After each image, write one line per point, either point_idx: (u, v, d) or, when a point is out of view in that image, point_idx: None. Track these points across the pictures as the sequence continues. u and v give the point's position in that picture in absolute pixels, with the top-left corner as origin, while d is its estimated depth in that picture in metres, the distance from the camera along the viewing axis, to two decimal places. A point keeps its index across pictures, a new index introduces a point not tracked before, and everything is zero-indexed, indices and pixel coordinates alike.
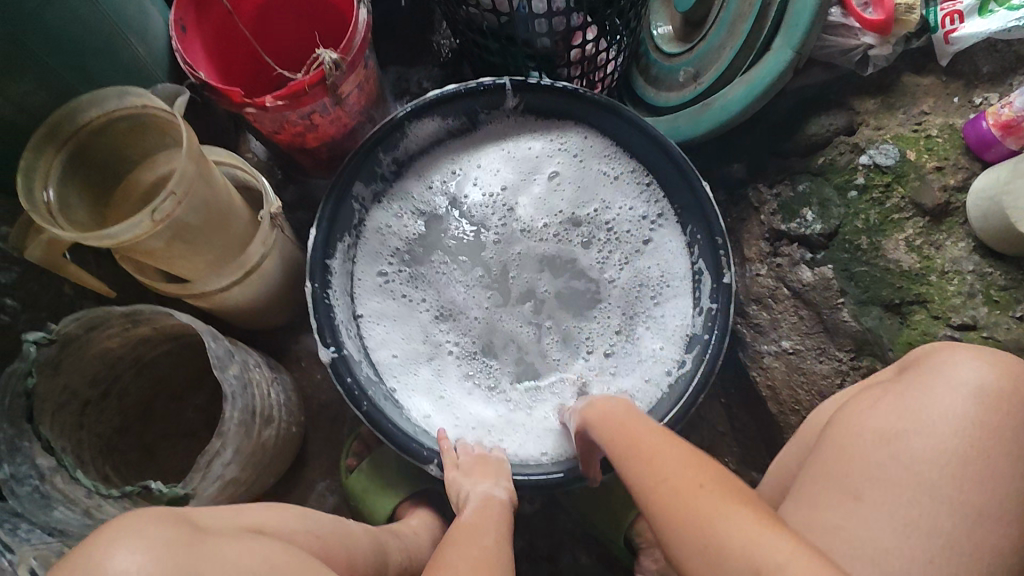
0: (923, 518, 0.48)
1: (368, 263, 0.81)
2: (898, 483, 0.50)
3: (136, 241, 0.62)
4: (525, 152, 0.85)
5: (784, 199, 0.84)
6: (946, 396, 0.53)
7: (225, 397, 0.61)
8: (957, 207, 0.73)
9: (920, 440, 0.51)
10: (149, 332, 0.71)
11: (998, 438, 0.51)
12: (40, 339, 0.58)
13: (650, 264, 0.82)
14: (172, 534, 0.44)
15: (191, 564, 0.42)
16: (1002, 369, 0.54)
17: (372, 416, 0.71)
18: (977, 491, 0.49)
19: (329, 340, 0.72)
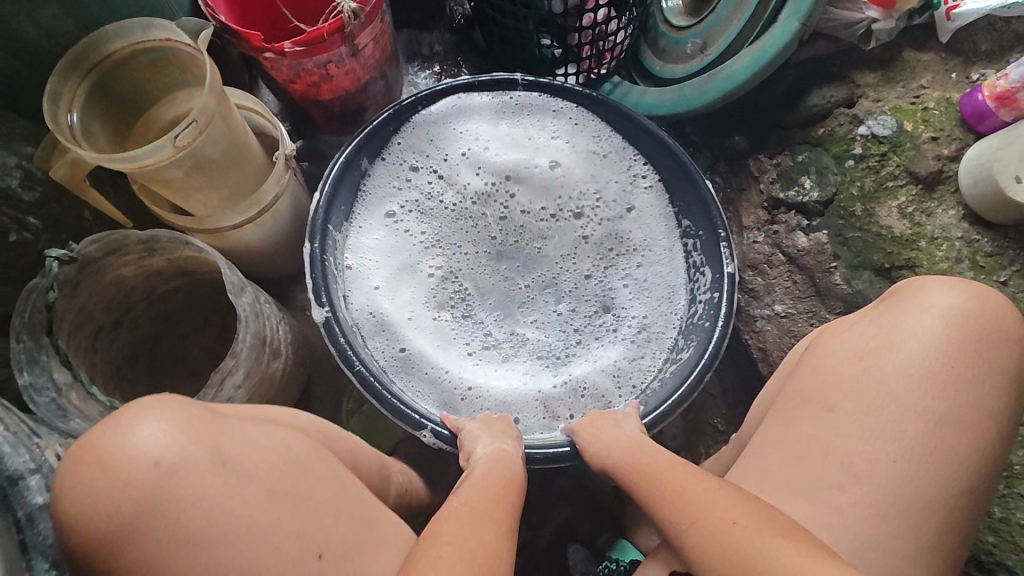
0: (886, 420, 0.54)
1: (366, 242, 0.81)
2: (875, 400, 0.55)
3: (157, 167, 0.64)
4: (529, 144, 0.88)
5: (784, 168, 0.86)
6: (922, 317, 0.57)
7: (239, 320, 0.63)
8: (949, 176, 0.76)
9: (895, 356, 0.56)
10: (162, 264, 0.73)
11: (963, 355, 0.55)
12: (62, 257, 0.61)
13: (646, 258, 0.85)
14: (194, 417, 0.44)
15: (211, 440, 0.43)
16: (970, 291, 0.58)
17: (365, 379, 0.70)
18: (940, 399, 0.54)
19: (324, 299, 0.72)
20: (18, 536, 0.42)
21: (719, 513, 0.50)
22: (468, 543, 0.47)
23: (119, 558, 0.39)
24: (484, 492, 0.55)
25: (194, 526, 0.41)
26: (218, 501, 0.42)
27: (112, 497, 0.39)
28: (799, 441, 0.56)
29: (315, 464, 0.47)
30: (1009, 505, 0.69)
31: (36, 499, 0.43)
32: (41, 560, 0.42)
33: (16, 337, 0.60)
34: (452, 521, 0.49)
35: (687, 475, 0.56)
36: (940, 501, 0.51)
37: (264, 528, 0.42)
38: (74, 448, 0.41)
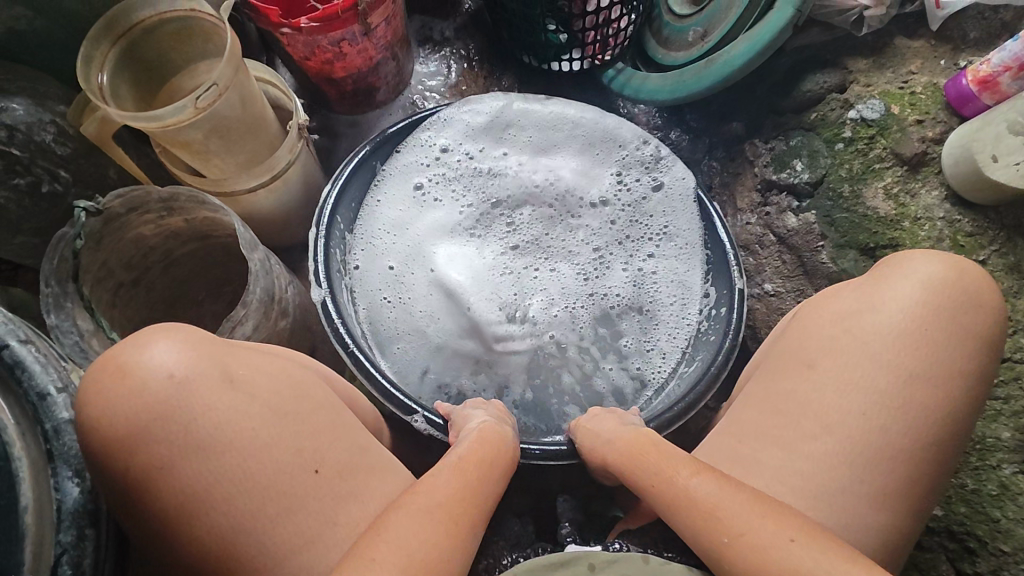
0: (861, 376, 0.53)
1: (377, 243, 0.83)
2: (853, 356, 0.54)
3: (178, 127, 0.68)
4: (546, 152, 0.90)
5: (776, 152, 0.90)
6: (901, 286, 0.56)
7: (251, 273, 0.67)
8: (934, 158, 0.78)
9: (871, 318, 0.55)
10: (180, 226, 0.77)
11: (936, 317, 0.54)
12: (88, 209, 0.65)
13: (655, 265, 0.86)
14: (217, 348, 0.50)
15: (219, 359, 0.49)
16: (951, 262, 0.56)
17: (358, 360, 0.70)
18: (916, 356, 0.53)
19: (324, 280, 0.74)
20: (45, 446, 0.45)
21: (773, 535, 0.47)
22: (412, 559, 0.44)
23: (133, 456, 0.45)
24: (458, 476, 0.51)
25: (203, 430, 0.46)
26: (224, 410, 0.47)
27: (130, 401, 0.46)
28: (781, 397, 0.56)
29: (314, 391, 0.53)
30: (980, 478, 0.70)
31: (63, 414, 0.46)
32: (66, 468, 0.45)
33: (45, 282, 0.64)
34: (405, 518, 0.46)
35: (725, 486, 0.51)
36: (905, 461, 0.51)
37: (263, 437, 0.48)
38: (96, 362, 0.48)
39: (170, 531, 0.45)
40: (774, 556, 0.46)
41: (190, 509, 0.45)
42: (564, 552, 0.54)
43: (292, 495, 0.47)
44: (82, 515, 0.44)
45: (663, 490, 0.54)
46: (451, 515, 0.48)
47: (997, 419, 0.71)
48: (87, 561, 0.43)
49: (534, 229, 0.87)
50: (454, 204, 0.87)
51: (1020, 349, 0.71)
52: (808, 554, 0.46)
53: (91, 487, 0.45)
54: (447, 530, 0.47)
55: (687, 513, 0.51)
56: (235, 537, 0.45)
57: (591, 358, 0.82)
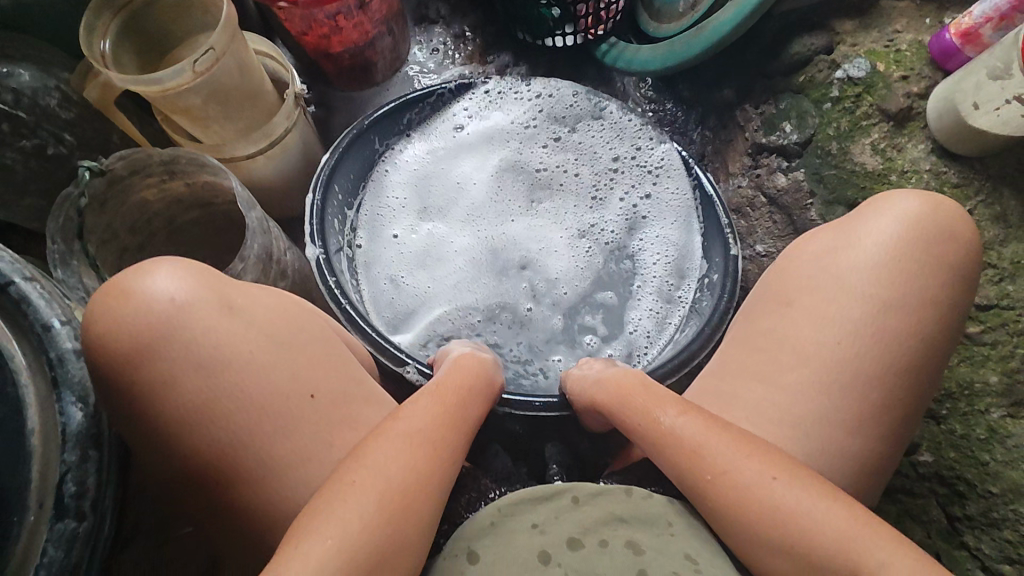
0: (837, 311, 0.55)
1: (379, 214, 0.87)
2: (829, 292, 0.56)
3: (178, 91, 0.71)
4: (542, 136, 0.94)
5: (767, 116, 0.92)
6: (877, 222, 0.57)
7: (247, 228, 0.69)
8: (919, 113, 0.79)
9: (847, 254, 0.56)
10: (181, 190, 0.79)
11: (910, 250, 0.54)
12: (92, 168, 0.67)
13: (650, 240, 0.87)
14: (218, 280, 0.53)
15: (220, 288, 0.52)
16: (925, 199, 0.57)
17: (349, 313, 0.72)
18: (893, 288, 0.54)
19: (318, 239, 0.75)
20: (50, 375, 0.47)
21: (752, 472, 0.49)
22: (392, 480, 0.46)
23: (136, 371, 0.48)
24: (438, 400, 0.54)
25: (201, 351, 0.50)
26: (224, 334, 0.51)
27: (135, 319, 0.49)
28: (762, 335, 0.57)
29: (310, 324, 0.56)
30: (969, 423, 0.71)
31: (67, 345, 0.48)
32: (69, 394, 0.47)
33: (51, 239, 0.66)
34: (384, 444, 0.48)
35: (706, 424, 0.52)
36: (880, 386, 0.52)
37: (262, 360, 0.51)
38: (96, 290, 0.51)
39: (172, 444, 0.49)
40: (739, 487, 0.49)
41: (189, 420, 0.48)
42: (553, 485, 0.57)
43: (289, 416, 0.51)
44: (85, 438, 0.46)
45: (641, 421, 0.56)
46: (432, 439, 0.50)
47: (984, 364, 0.72)
48: (91, 481, 0.46)
49: (530, 204, 0.90)
50: (453, 181, 0.90)
51: (1006, 296, 0.72)
52: (779, 486, 0.48)
53: (93, 413, 0.47)
54: (427, 453, 0.49)
55: (667, 451, 0.53)
56: (234, 451, 0.49)
57: (584, 327, 0.83)
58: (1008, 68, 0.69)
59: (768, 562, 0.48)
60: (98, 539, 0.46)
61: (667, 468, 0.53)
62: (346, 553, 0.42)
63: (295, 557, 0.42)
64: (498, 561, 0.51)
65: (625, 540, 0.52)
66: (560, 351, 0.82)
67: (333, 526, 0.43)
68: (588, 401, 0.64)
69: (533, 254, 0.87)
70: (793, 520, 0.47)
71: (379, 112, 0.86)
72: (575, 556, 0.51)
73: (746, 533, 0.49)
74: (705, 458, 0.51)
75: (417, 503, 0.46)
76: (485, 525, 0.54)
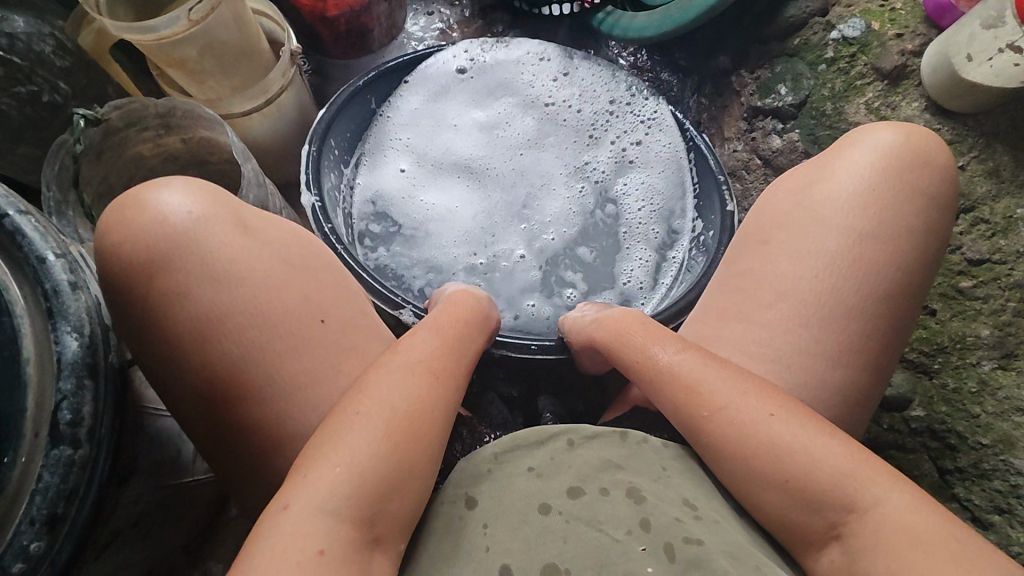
0: (810, 242, 0.56)
1: (374, 171, 0.88)
2: (806, 226, 0.57)
3: (174, 41, 0.71)
4: (537, 97, 0.95)
5: (762, 80, 0.92)
6: (855, 155, 0.58)
7: (243, 177, 0.68)
8: (914, 71, 0.79)
9: (825, 187, 0.58)
10: (177, 146, 0.79)
11: (886, 178, 0.56)
12: (87, 117, 0.66)
13: (641, 198, 0.89)
14: (225, 200, 0.53)
15: (231, 206, 0.53)
16: (901, 130, 0.58)
17: (344, 257, 0.72)
18: (873, 218, 0.55)
19: (315, 187, 0.75)
20: (46, 304, 0.46)
21: (752, 410, 0.49)
22: (397, 409, 0.46)
23: (152, 282, 0.48)
24: (437, 335, 0.54)
25: (214, 266, 0.50)
26: (238, 250, 0.51)
27: (150, 229, 0.49)
28: (744, 275, 0.59)
29: (321, 255, 0.57)
30: (961, 376, 0.71)
31: (62, 277, 0.47)
32: (65, 323, 0.46)
33: (47, 185, 0.66)
34: (386, 374, 0.48)
35: (705, 360, 0.52)
36: (857, 317, 0.53)
37: (268, 285, 0.51)
38: (108, 206, 0.51)
39: (181, 360, 0.48)
40: (740, 425, 0.49)
41: (201, 333, 0.48)
42: (543, 429, 0.53)
43: (300, 339, 0.51)
44: (81, 366, 0.46)
45: (635, 361, 0.57)
46: (433, 367, 0.50)
47: (976, 318, 0.71)
48: (86, 409, 0.45)
49: (524, 163, 0.91)
50: (448, 140, 0.91)
51: (998, 251, 0.71)
52: (781, 424, 0.48)
53: (89, 343, 0.47)
54: (430, 381, 0.49)
55: (666, 391, 0.53)
56: (245, 369, 0.49)
57: (577, 281, 0.84)
58: (1001, 16, 0.69)
59: (760, 498, 0.47)
60: (94, 469, 0.46)
61: (672, 413, 0.52)
62: (355, 479, 0.42)
63: (301, 485, 0.42)
64: (496, 509, 0.47)
65: (626, 487, 0.48)
66: (553, 303, 0.83)
67: (343, 452, 0.43)
68: (586, 337, 0.67)
69: (527, 211, 0.88)
70: (791, 457, 0.46)
71: (375, 70, 0.87)
72: (577, 503, 0.47)
73: (747, 471, 0.48)
74: (705, 396, 0.50)
75: (420, 433, 0.46)
76: (477, 472, 0.50)
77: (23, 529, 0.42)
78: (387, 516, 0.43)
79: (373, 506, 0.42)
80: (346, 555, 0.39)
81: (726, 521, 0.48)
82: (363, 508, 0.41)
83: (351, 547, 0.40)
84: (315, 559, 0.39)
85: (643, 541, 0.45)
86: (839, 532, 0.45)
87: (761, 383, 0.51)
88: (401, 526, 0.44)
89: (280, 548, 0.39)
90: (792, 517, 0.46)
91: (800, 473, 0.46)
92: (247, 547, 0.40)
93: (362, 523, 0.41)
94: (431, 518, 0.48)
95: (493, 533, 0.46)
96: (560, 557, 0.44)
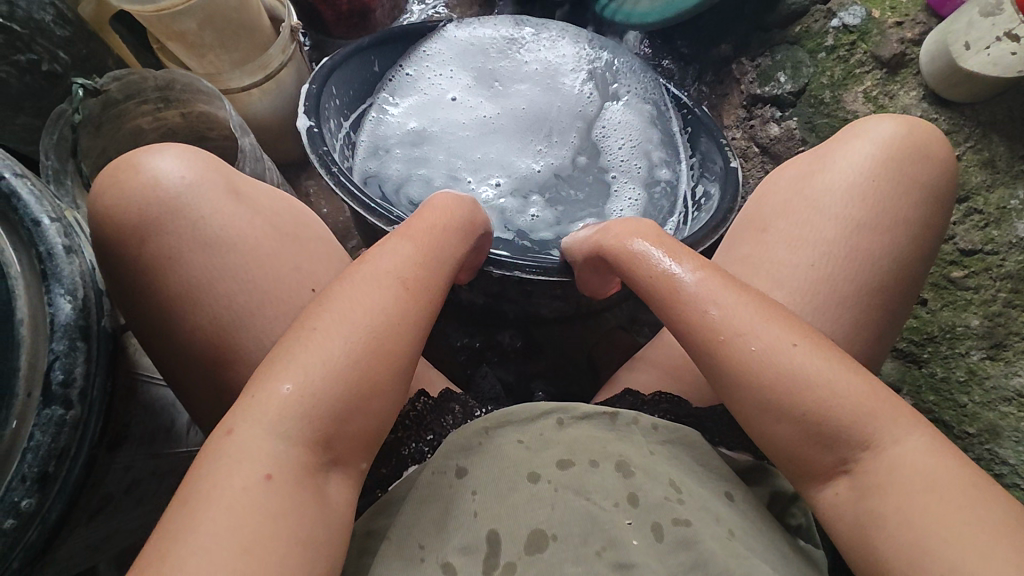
0: (811, 232, 0.56)
1: (374, 124, 0.88)
2: (804, 215, 0.57)
3: (174, 13, 0.71)
4: (520, 62, 0.96)
5: (762, 68, 0.92)
6: (858, 144, 0.58)
7: (240, 150, 0.68)
8: (913, 60, 0.79)
9: (822, 179, 0.58)
10: (177, 121, 0.79)
11: (886, 169, 0.56)
12: (87, 87, 0.66)
13: (619, 138, 0.91)
14: (217, 168, 0.53)
15: (225, 173, 0.54)
16: (901, 122, 0.58)
17: (340, 180, 0.72)
18: (870, 206, 0.56)
19: (310, 112, 0.75)
20: (40, 267, 0.47)
21: (776, 338, 0.47)
22: (360, 330, 0.46)
23: (145, 246, 0.49)
24: (413, 243, 0.54)
25: (207, 231, 0.50)
26: (229, 218, 0.51)
27: (146, 192, 0.49)
28: (741, 261, 0.59)
29: (312, 227, 0.58)
30: (949, 365, 0.72)
31: (57, 240, 0.47)
32: (59, 286, 0.47)
33: (47, 155, 0.66)
34: (364, 295, 0.48)
35: (725, 284, 0.51)
36: (851, 309, 0.54)
37: (265, 250, 0.52)
38: (107, 165, 0.52)
39: (174, 323, 0.49)
40: (756, 360, 0.47)
41: (192, 296, 0.49)
42: (537, 406, 0.53)
43: (289, 306, 0.51)
44: (73, 329, 0.46)
45: (646, 284, 0.55)
46: (404, 283, 0.50)
47: (966, 308, 0.72)
48: (79, 369, 0.46)
49: (513, 115, 0.92)
50: (438, 93, 0.92)
51: (991, 241, 0.71)
52: (810, 363, 0.46)
53: (83, 306, 0.47)
54: (403, 303, 0.49)
55: (680, 315, 0.51)
56: (233, 334, 0.50)
57: (568, 214, 0.85)
58: (998, 5, 0.68)
59: (774, 429, 0.46)
60: (86, 430, 0.47)
61: (686, 334, 0.51)
62: (305, 399, 0.43)
63: (247, 409, 0.42)
64: (484, 476, 0.48)
65: (615, 460, 0.49)
66: (549, 235, 0.83)
67: (294, 370, 0.43)
68: (590, 246, 0.65)
69: (519, 159, 0.89)
70: (814, 394, 0.45)
71: (396, 26, 0.90)
72: (566, 473, 0.48)
73: (753, 398, 0.47)
74: (725, 328, 0.49)
75: (390, 364, 0.46)
76: (468, 445, 0.51)
77: (14, 487, 0.43)
78: (343, 438, 0.44)
79: (326, 428, 0.43)
80: (293, 479, 0.40)
81: (711, 501, 0.48)
82: (313, 430, 0.42)
83: (299, 471, 0.41)
84: (262, 482, 0.40)
85: (630, 515, 0.46)
86: (850, 466, 0.44)
87: (780, 312, 0.49)
88: (360, 448, 0.45)
89: (241, 470, 0.40)
90: (795, 454, 0.46)
91: (791, 455, 0.46)
92: (193, 470, 0.41)
93: (314, 446, 0.42)
94: (421, 484, 0.49)
95: (482, 499, 0.47)
96: (547, 523, 0.45)
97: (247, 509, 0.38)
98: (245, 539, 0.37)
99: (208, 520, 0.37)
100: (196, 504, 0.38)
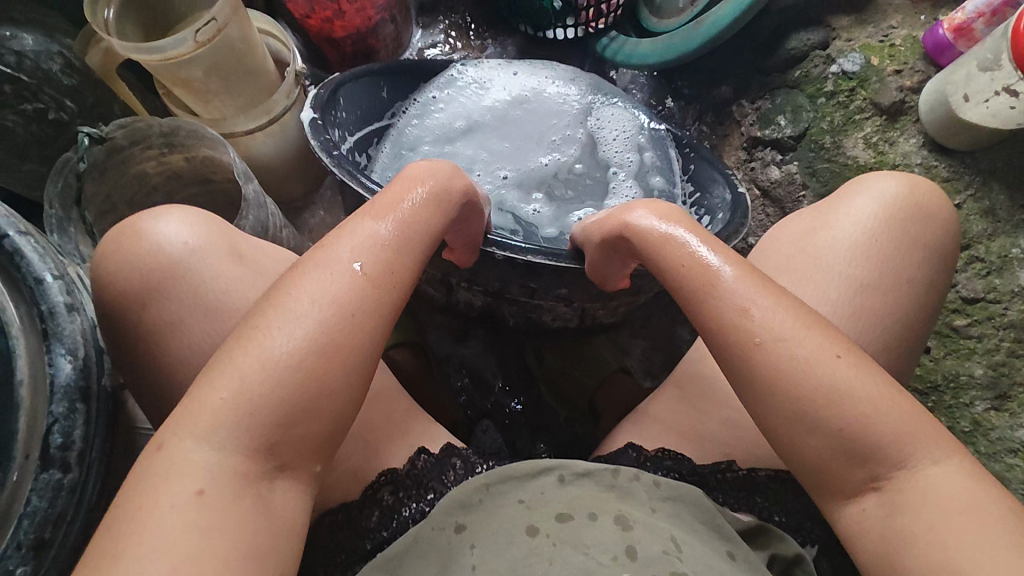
0: (815, 291, 0.56)
1: (390, 155, 0.88)
2: (805, 274, 0.57)
3: (181, 62, 0.72)
4: (521, 91, 0.96)
5: (763, 111, 0.92)
6: (858, 202, 0.58)
7: (244, 198, 0.68)
8: (912, 107, 0.80)
9: (825, 237, 0.58)
10: (181, 166, 0.79)
11: (888, 229, 0.56)
12: (92, 135, 0.67)
13: (612, 129, 0.93)
14: (219, 228, 0.53)
15: (230, 236, 0.54)
16: (903, 179, 0.59)
17: (338, 159, 0.68)
18: (869, 265, 0.56)
19: (315, 107, 0.73)
20: (41, 326, 0.47)
21: (817, 347, 0.44)
22: (306, 331, 0.42)
23: (147, 311, 0.49)
24: (383, 224, 0.48)
25: (210, 295, 0.50)
26: (232, 279, 0.51)
27: (150, 256, 0.50)
28: None
29: None
30: (954, 415, 0.71)
31: (59, 299, 0.47)
32: (59, 346, 0.47)
33: (50, 203, 0.67)
34: (312, 288, 0.44)
35: (760, 287, 0.47)
36: None
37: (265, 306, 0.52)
38: (114, 227, 0.52)
39: (178, 382, 0.49)
40: (800, 376, 0.43)
41: (191, 360, 0.49)
42: (537, 462, 0.53)
43: None
44: (73, 391, 0.46)
45: (676, 272, 0.51)
46: (368, 276, 0.45)
47: (970, 357, 0.72)
48: (77, 432, 0.46)
49: (516, 131, 0.93)
50: (451, 115, 0.92)
51: (993, 290, 0.71)
52: (862, 385, 0.43)
53: (83, 367, 0.47)
54: (360, 297, 0.44)
55: (719, 318, 0.47)
56: None
57: (564, 210, 0.87)
58: (997, 59, 0.68)
59: (804, 440, 0.43)
60: (82, 492, 0.47)
61: (720, 339, 0.47)
62: (241, 406, 0.40)
63: (179, 422, 0.40)
64: (484, 531, 0.48)
65: (614, 514, 0.48)
66: (550, 229, 0.85)
67: (229, 375, 0.41)
68: (610, 226, 0.60)
69: (521, 164, 0.90)
70: (847, 404, 0.42)
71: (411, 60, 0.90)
72: (566, 527, 0.47)
73: (774, 402, 0.44)
74: (771, 340, 0.44)
75: (343, 364, 0.43)
76: (468, 501, 0.50)
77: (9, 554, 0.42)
78: (288, 443, 0.41)
79: (268, 435, 0.41)
80: (225, 493, 0.39)
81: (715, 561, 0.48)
82: (253, 438, 0.40)
83: (232, 483, 0.39)
84: (194, 498, 0.38)
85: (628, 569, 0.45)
86: (879, 484, 0.42)
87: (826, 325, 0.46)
88: (312, 451, 0.43)
89: (161, 485, 0.38)
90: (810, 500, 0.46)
91: (817, 479, 0.44)
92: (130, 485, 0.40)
93: (256, 454, 0.40)
94: (422, 543, 0.48)
95: (481, 552, 0.46)
96: None
97: (176, 527, 0.36)
98: (176, 560, 0.35)
99: (137, 539, 0.36)
100: (125, 535, 0.36)
